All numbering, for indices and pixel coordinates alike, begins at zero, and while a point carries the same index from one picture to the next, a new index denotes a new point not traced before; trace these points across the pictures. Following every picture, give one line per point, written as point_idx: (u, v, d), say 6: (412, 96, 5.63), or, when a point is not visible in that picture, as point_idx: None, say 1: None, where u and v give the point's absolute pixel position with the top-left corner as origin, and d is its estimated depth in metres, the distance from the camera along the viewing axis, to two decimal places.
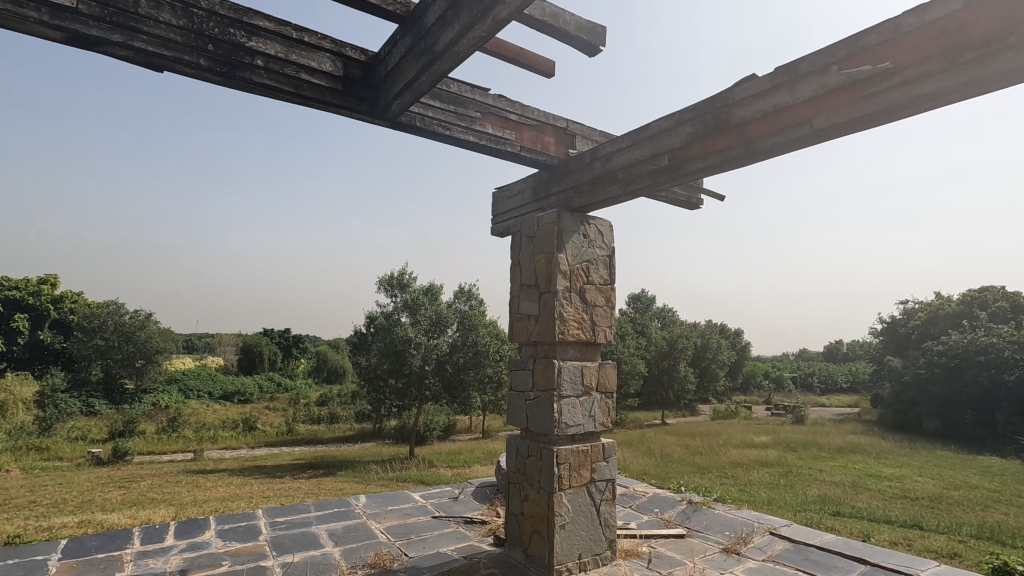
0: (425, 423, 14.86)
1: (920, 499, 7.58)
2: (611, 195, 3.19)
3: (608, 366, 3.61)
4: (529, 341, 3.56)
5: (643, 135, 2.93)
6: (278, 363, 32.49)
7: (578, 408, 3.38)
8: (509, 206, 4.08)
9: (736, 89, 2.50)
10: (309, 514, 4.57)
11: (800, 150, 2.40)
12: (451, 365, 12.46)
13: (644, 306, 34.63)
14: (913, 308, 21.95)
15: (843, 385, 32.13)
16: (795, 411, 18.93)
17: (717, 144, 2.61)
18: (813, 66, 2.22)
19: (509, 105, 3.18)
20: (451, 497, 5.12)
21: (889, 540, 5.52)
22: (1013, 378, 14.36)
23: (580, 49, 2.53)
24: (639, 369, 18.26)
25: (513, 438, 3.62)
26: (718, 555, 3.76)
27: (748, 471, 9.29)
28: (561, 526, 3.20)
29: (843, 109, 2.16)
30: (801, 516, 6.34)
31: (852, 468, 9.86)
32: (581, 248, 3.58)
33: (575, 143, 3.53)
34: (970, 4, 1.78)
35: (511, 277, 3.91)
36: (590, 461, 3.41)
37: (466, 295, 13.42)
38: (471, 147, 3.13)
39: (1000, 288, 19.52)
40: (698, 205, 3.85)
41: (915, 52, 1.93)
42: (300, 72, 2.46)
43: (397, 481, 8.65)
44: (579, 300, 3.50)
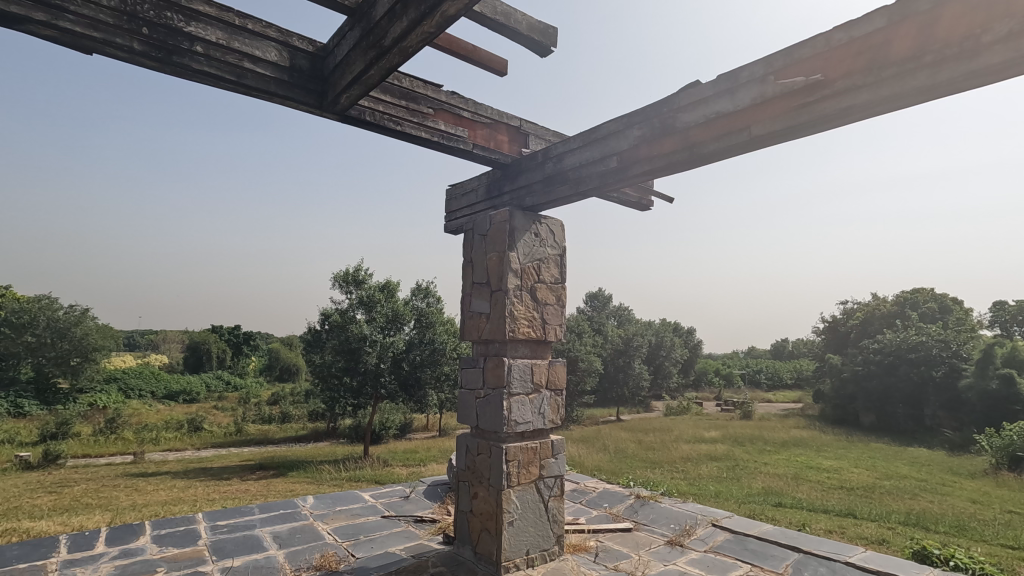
0: (381, 422, 14.68)
1: (855, 489, 8.01)
2: (563, 195, 3.22)
3: (558, 364, 3.65)
4: (480, 339, 3.57)
5: (593, 137, 2.98)
6: (227, 361, 31.32)
7: (527, 406, 3.40)
8: (462, 204, 4.08)
9: (681, 95, 2.57)
10: (253, 516, 4.43)
11: (741, 154, 2.49)
12: (407, 363, 12.30)
13: (601, 305, 35.18)
14: (852, 308, 23.16)
15: (788, 381, 33.61)
16: (743, 407, 19.67)
17: (663, 147, 2.68)
18: (753, 74, 2.30)
19: (462, 103, 3.17)
20: (402, 497, 5.06)
21: (824, 529, 5.82)
22: (941, 374, 15.36)
23: (532, 49, 2.55)
24: (595, 366, 18.53)
25: (462, 436, 3.62)
26: (662, 548, 3.86)
27: (698, 465, 9.59)
28: (509, 523, 3.23)
29: (779, 118, 2.25)
30: (745, 508, 6.60)
31: (794, 461, 10.33)
32: (532, 247, 3.60)
33: (528, 142, 3.55)
34: (892, 22, 1.89)
35: (463, 275, 3.90)
36: (538, 458, 3.45)
37: (424, 292, 13.31)
38: (423, 144, 3.11)
39: (930, 289, 20.75)
40: (649, 206, 3.94)
41: (843, 66, 2.04)
42: (242, 61, 2.36)
43: (350, 481, 8.50)
44: (530, 298, 3.53)
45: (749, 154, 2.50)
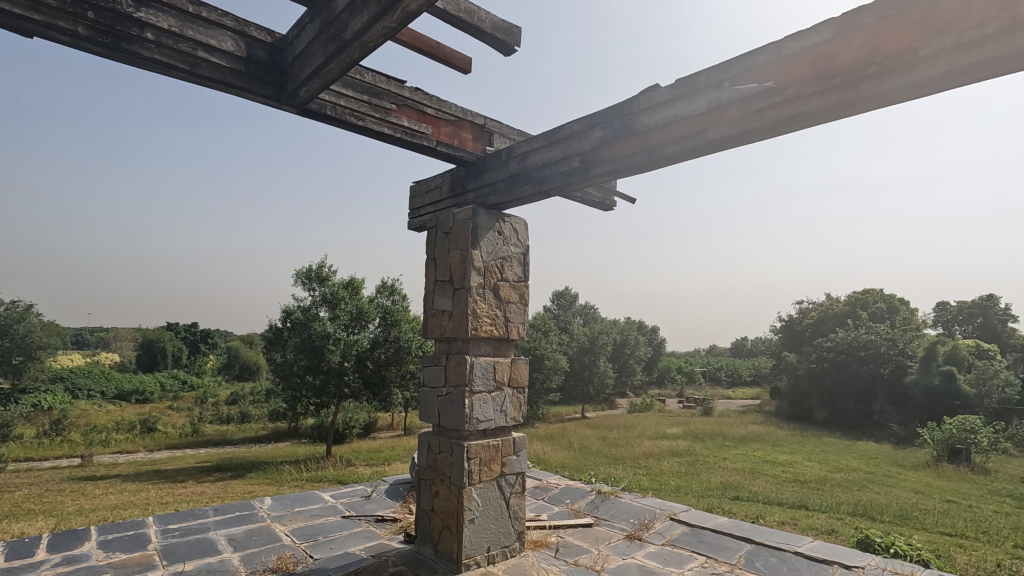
0: (344, 421, 14.45)
1: (808, 482, 8.33)
2: (526, 194, 3.24)
3: (520, 361, 3.67)
4: (442, 337, 3.56)
5: (556, 137, 3.01)
6: (182, 360, 30.26)
7: (488, 403, 3.41)
8: (426, 201, 4.05)
9: (641, 98, 2.62)
10: (207, 519, 4.30)
11: (698, 158, 2.55)
12: (372, 361, 12.11)
13: (566, 304, 35.45)
14: (808, 308, 24.02)
15: (747, 378, 34.66)
16: (704, 404, 20.17)
17: (624, 149, 2.72)
18: (709, 80, 2.36)
19: (426, 100, 3.16)
20: (364, 496, 5.00)
21: (777, 520, 6.04)
22: (888, 371, 16.10)
23: (496, 48, 2.55)
24: (561, 365, 18.65)
25: (424, 435, 3.60)
26: (621, 543, 3.94)
27: (660, 461, 9.80)
28: (470, 520, 3.23)
29: (733, 122, 2.32)
30: (703, 501, 6.79)
31: (752, 455, 10.68)
32: (495, 245, 3.60)
33: (492, 141, 3.57)
34: (838, 34, 1.98)
35: (427, 274, 3.87)
36: (500, 455, 3.46)
37: (389, 290, 13.16)
38: (385, 139, 3.07)
39: (879, 290, 21.70)
40: (612, 206, 4.00)
41: (794, 74, 2.11)
42: (196, 49, 2.29)
43: (312, 482, 8.35)
44: (493, 296, 3.53)
45: (705, 158, 2.57)
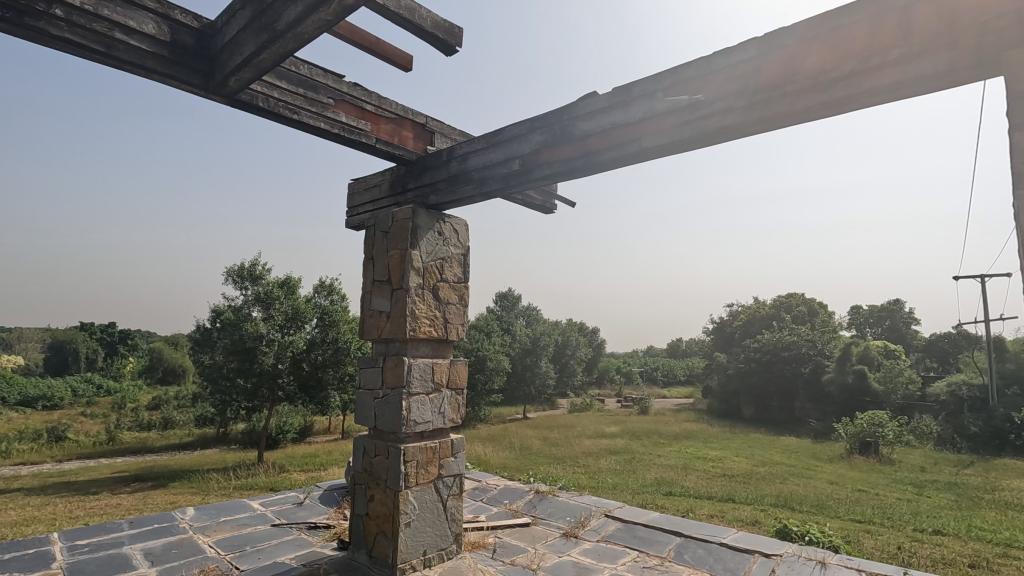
0: (278, 426, 13.90)
1: (735, 476, 8.77)
2: (466, 195, 3.24)
3: (460, 363, 3.66)
4: (380, 338, 3.49)
5: (498, 138, 3.03)
6: (98, 363, 28.16)
7: (426, 405, 3.38)
8: (364, 199, 3.96)
9: (580, 104, 2.67)
10: (121, 533, 4.01)
11: (634, 164, 2.63)
12: (308, 363, 11.71)
13: (509, 305, 35.62)
14: (737, 311, 25.32)
15: (681, 377, 36.11)
16: (641, 403, 20.82)
17: (563, 153, 2.77)
18: (644, 90, 2.44)
19: (365, 96, 3.10)
20: (296, 503, 4.82)
21: (706, 514, 6.32)
22: (808, 370, 17.20)
23: (437, 47, 2.54)
24: (503, 366, 18.72)
25: (360, 438, 3.52)
26: (558, 541, 4.00)
27: (598, 460, 10.04)
28: (406, 524, 3.19)
29: (666, 132, 2.40)
30: (639, 498, 7.02)
31: (684, 452, 11.13)
32: (435, 246, 3.58)
33: (433, 140, 3.54)
34: (760, 52, 2.10)
35: (364, 273, 3.78)
36: (438, 458, 3.44)
37: (327, 289, 12.82)
38: (322, 135, 2.97)
39: (801, 294, 23.19)
40: (553, 210, 4.07)
41: (721, 88, 2.23)
42: (113, 30, 2.14)
43: (241, 490, 7.97)
44: (432, 297, 3.50)
45: (640, 165, 2.65)
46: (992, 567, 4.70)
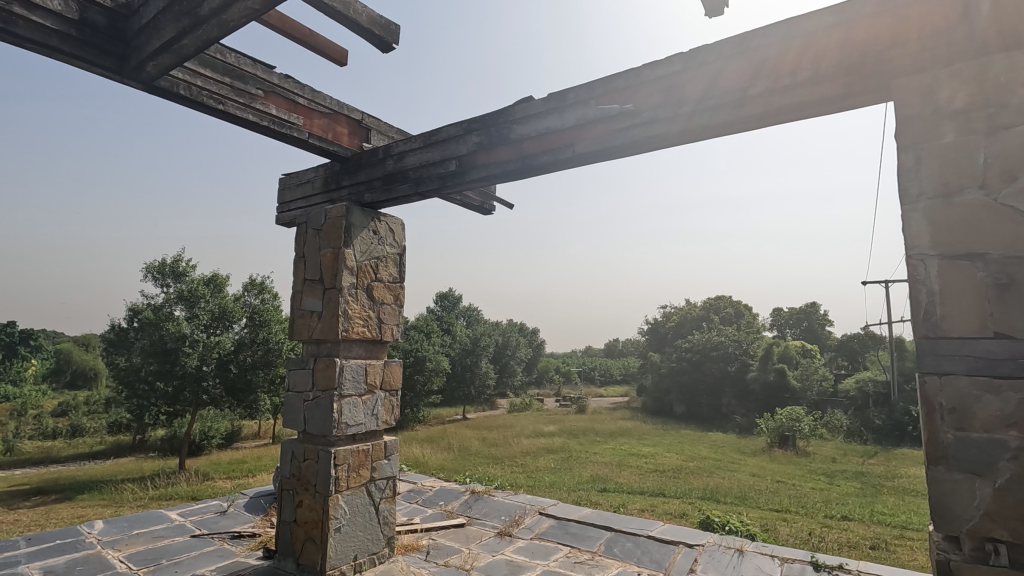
0: (201, 431, 13.15)
1: (666, 471, 9.12)
2: (402, 194, 3.19)
3: (394, 364, 3.61)
4: (311, 339, 3.39)
5: (434, 138, 3.03)
6: None
7: (358, 407, 3.31)
8: (296, 195, 3.83)
9: (517, 108, 2.71)
10: (17, 551, 3.68)
11: (566, 169, 2.68)
12: (236, 365, 11.15)
13: (450, 305, 35.38)
14: (670, 312, 26.36)
15: (618, 377, 37.19)
16: (579, 402, 21.25)
17: (498, 155, 2.80)
18: (578, 97, 2.51)
19: (297, 89, 3.01)
20: (219, 512, 4.59)
21: (638, 508, 6.54)
22: (734, 369, 18.15)
23: (374, 43, 2.50)
24: (443, 366, 18.58)
25: (288, 442, 3.40)
26: (492, 540, 4.03)
27: (536, 458, 10.16)
28: (336, 529, 3.11)
29: (596, 139, 2.48)
30: (574, 495, 7.17)
31: (619, 449, 11.47)
32: (369, 245, 3.51)
33: (369, 137, 3.48)
34: (684, 67, 2.21)
35: (294, 271, 3.65)
36: (370, 460, 3.38)
37: (258, 288, 12.33)
38: (250, 127, 2.85)
39: (729, 297, 24.47)
40: (491, 210, 4.09)
41: (648, 99, 2.32)
42: (12, 4, 1.96)
43: (159, 500, 7.48)
44: (366, 297, 3.43)
45: (573, 171, 2.71)
46: (889, 548, 5.14)
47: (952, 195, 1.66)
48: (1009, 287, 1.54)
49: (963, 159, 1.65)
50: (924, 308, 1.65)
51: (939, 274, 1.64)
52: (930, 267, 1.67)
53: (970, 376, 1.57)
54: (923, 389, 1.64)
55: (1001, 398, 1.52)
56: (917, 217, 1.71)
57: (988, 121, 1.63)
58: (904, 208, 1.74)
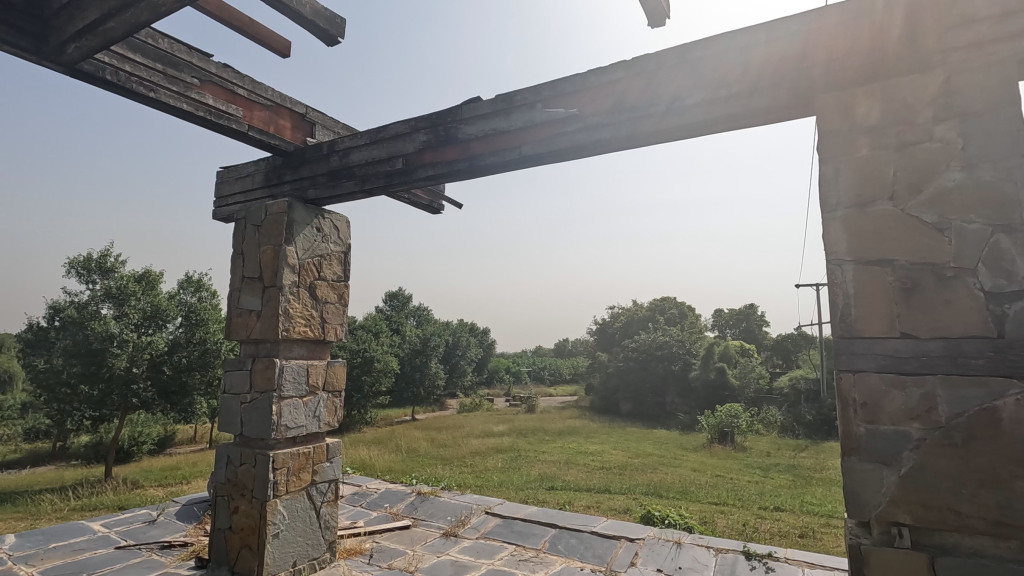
0: (130, 437, 12.38)
1: (612, 468, 9.33)
2: (345, 191, 3.13)
3: (338, 364, 3.53)
4: (249, 338, 3.27)
5: (381, 135, 2.99)
6: None
7: (299, 409, 3.22)
8: (234, 189, 3.69)
9: (464, 107, 2.72)
10: None
11: (512, 171, 2.70)
12: (169, 366, 10.56)
13: (399, 305, 34.84)
14: (618, 313, 26.97)
15: (567, 376, 37.73)
16: (528, 402, 21.41)
17: (445, 155, 2.80)
18: (524, 100, 2.54)
19: (237, 79, 2.90)
20: (147, 522, 4.34)
21: (584, 505, 6.66)
22: (678, 367, 18.77)
23: (318, 36, 2.44)
24: (391, 366, 18.27)
25: (223, 446, 3.27)
26: (437, 540, 4.01)
27: (485, 458, 10.16)
28: (274, 535, 3.02)
29: (542, 141, 2.51)
30: (522, 493, 7.23)
31: (567, 447, 11.64)
32: (312, 242, 3.42)
33: (314, 132, 3.40)
34: (626, 75, 2.28)
35: (232, 269, 3.51)
36: (311, 463, 3.29)
37: (194, 286, 11.81)
38: (184, 117, 2.72)
39: (673, 298, 25.29)
40: (439, 210, 4.07)
41: (591, 105, 2.38)
42: None
43: (82, 511, 7.01)
44: (308, 296, 3.35)
45: (519, 173, 2.74)
46: (816, 535, 5.46)
47: (866, 205, 1.79)
48: (913, 290, 1.68)
49: (876, 173, 1.78)
50: (840, 310, 1.77)
51: (854, 279, 1.76)
52: (846, 272, 1.79)
53: (879, 373, 1.70)
54: (838, 386, 1.76)
55: (905, 392, 1.65)
56: (835, 225, 1.82)
57: (897, 137, 1.77)
58: (824, 216, 1.85)
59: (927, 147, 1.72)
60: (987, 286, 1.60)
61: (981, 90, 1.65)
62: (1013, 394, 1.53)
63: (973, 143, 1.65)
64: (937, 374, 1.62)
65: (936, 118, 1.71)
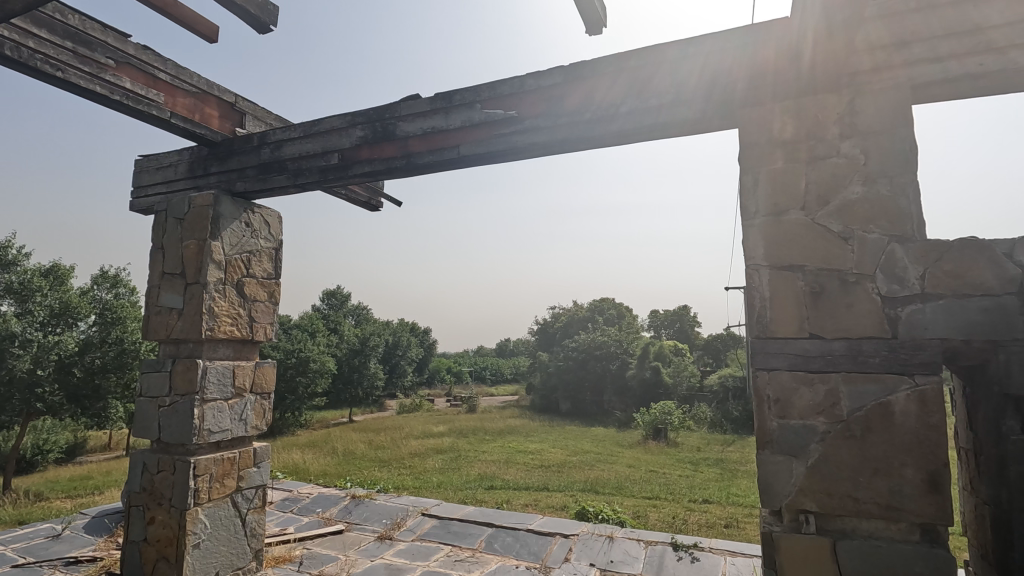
0: (33, 445, 11.37)
1: (551, 466, 9.47)
2: (278, 184, 3.01)
3: (268, 364, 3.38)
4: (169, 338, 3.08)
5: (316, 129, 2.90)
6: None
7: (224, 412, 3.07)
8: (155, 179, 3.47)
9: (402, 104, 2.69)
10: None
11: (450, 170, 2.68)
12: (80, 368, 9.75)
13: (337, 304, 33.87)
14: (559, 313, 27.41)
15: (508, 376, 37.98)
16: (469, 402, 21.38)
17: (383, 152, 2.75)
18: (464, 99, 2.54)
19: (158, 63, 2.74)
20: (51, 537, 4.00)
21: (522, 503, 6.73)
22: (615, 366, 19.31)
23: (249, 23, 2.34)
24: (328, 366, 17.73)
25: (139, 453, 3.07)
26: (371, 544, 3.93)
27: (424, 459, 10.06)
28: (194, 546, 2.86)
29: (481, 142, 2.51)
30: (460, 494, 7.20)
31: (507, 446, 11.71)
32: (240, 238, 3.26)
33: (244, 122, 3.25)
34: (563, 80, 2.33)
35: (150, 264, 3.30)
36: (237, 469, 3.14)
37: (110, 282, 11.09)
38: (97, 101, 2.54)
39: (611, 300, 26.02)
40: (378, 207, 3.99)
41: (529, 107, 2.42)
42: None
43: None
44: (235, 294, 3.19)
45: (458, 172, 2.72)
46: (739, 525, 5.78)
47: (780, 214, 1.91)
48: (819, 293, 1.81)
49: (790, 184, 1.91)
50: (757, 311, 1.88)
51: (769, 282, 1.88)
52: (762, 276, 1.90)
53: (790, 370, 1.81)
54: (755, 383, 1.86)
55: (813, 389, 1.78)
56: (754, 232, 1.94)
57: (808, 152, 1.90)
58: (744, 223, 1.96)
59: (834, 162, 1.86)
60: (882, 291, 1.75)
61: (880, 112, 1.81)
62: (904, 388, 1.69)
63: (873, 159, 1.81)
64: (840, 371, 1.76)
65: (842, 135, 1.86)
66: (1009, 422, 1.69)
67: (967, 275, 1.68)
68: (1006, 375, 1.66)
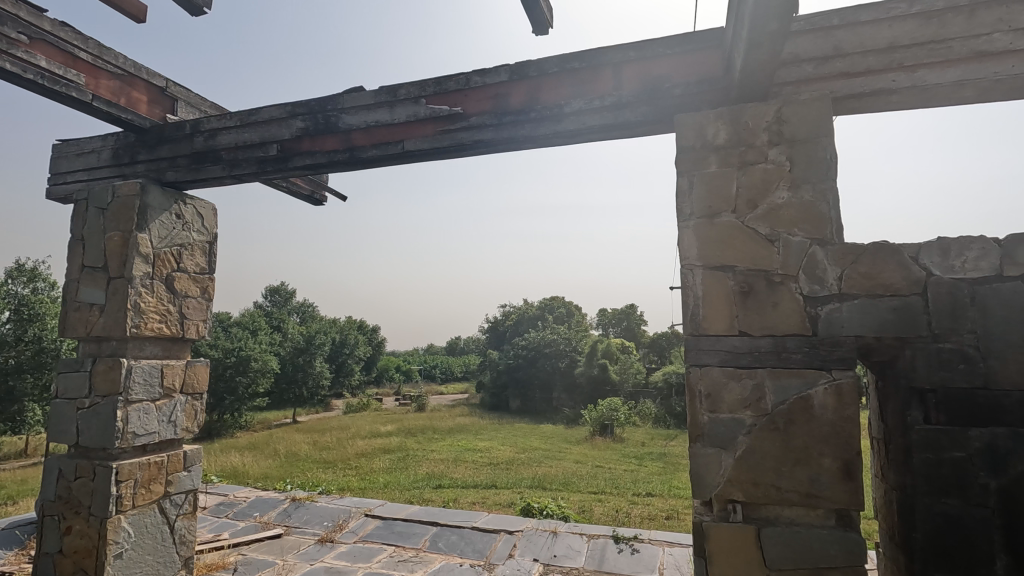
0: None
1: (499, 464, 9.48)
2: (212, 175, 2.87)
3: (200, 364, 3.23)
4: (89, 336, 2.89)
5: (253, 118, 2.79)
6: None
7: (151, 414, 2.90)
8: (76, 165, 3.23)
9: (345, 97, 2.63)
10: None
11: (394, 165, 2.64)
12: None
13: (281, 301, 32.71)
14: (509, 311, 27.49)
15: (458, 374, 37.77)
16: (418, 401, 21.11)
17: (325, 144, 2.68)
18: (408, 94, 2.51)
19: (79, 41, 2.56)
20: None
21: (469, 502, 6.70)
22: (564, 364, 19.54)
23: (180, 3, 2.22)
24: (270, 366, 17.07)
25: (54, 459, 2.86)
26: (311, 548, 3.82)
27: (371, 460, 9.85)
28: (115, 556, 2.70)
29: (426, 138, 2.48)
30: (407, 493, 7.11)
31: (455, 445, 11.63)
32: (170, 230, 3.10)
33: (175, 108, 3.08)
34: (510, 77, 2.34)
35: (68, 256, 3.08)
36: (164, 474, 2.97)
37: (27, 275, 10.26)
38: (8, 78, 2.34)
39: (561, 298, 26.33)
40: (321, 201, 3.88)
41: (474, 104, 2.41)
42: None
43: None
44: (164, 289, 3.03)
45: (403, 168, 2.68)
46: (679, 517, 5.98)
47: (713, 216, 1.99)
48: (748, 293, 1.90)
49: (723, 188, 1.99)
50: (691, 309, 1.95)
51: (702, 282, 1.95)
52: (696, 276, 1.97)
53: (721, 366, 1.89)
54: (688, 379, 1.93)
55: (741, 383, 1.86)
56: (688, 234, 2.00)
57: (740, 157, 1.98)
58: (680, 224, 2.03)
59: (763, 168, 1.95)
60: (805, 291, 1.85)
61: (805, 122, 1.92)
62: (822, 383, 1.79)
63: (799, 166, 1.91)
64: (766, 366, 1.85)
65: (771, 142, 1.95)
66: (913, 412, 1.83)
67: (880, 276, 1.81)
68: (912, 370, 1.80)
